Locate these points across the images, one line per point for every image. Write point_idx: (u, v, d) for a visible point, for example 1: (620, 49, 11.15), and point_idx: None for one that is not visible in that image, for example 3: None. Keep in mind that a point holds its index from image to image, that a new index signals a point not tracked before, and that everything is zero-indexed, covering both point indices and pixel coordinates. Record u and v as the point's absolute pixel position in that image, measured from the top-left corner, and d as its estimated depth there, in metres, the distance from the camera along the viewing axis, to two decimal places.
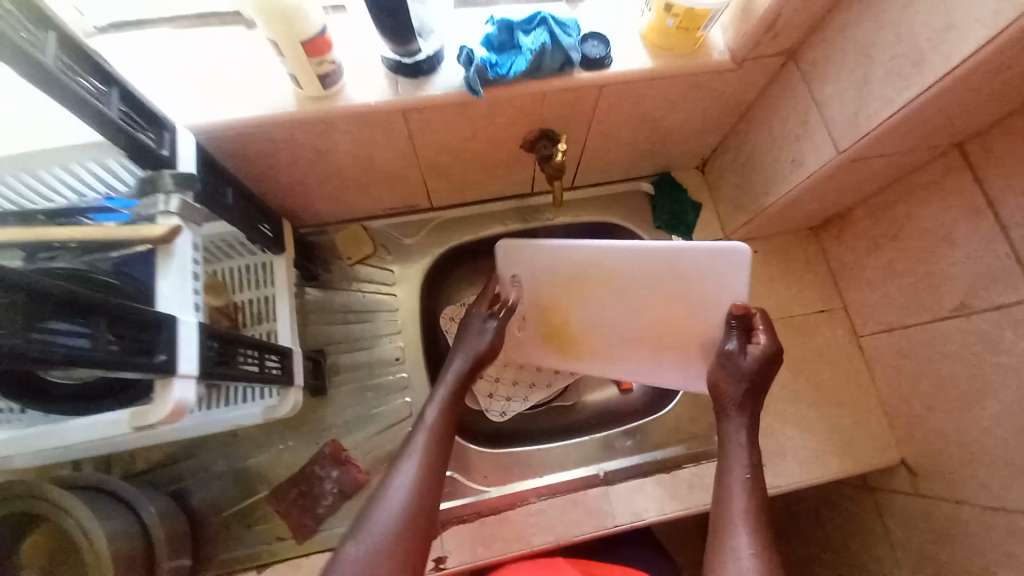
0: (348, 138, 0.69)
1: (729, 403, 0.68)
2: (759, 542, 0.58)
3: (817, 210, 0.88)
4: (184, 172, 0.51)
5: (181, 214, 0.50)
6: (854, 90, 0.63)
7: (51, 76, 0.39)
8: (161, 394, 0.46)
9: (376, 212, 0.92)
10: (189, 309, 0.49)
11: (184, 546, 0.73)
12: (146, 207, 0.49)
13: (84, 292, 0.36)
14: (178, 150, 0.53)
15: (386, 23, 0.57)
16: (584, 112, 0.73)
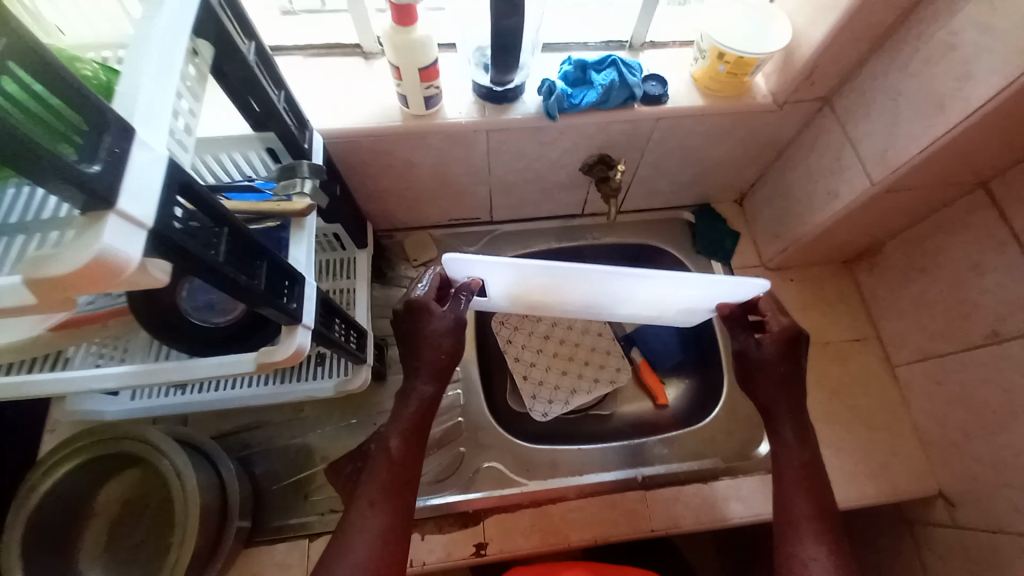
0: (435, 152, 0.80)
1: (780, 413, 0.70)
2: (827, 544, 0.62)
3: (850, 244, 0.94)
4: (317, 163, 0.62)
5: (312, 196, 0.60)
6: (883, 130, 0.72)
7: (253, 77, 0.52)
8: (286, 338, 0.54)
9: (442, 221, 1.02)
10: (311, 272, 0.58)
11: (247, 507, 0.79)
12: (285, 188, 0.59)
13: (249, 231, 0.45)
14: (314, 147, 0.65)
15: (496, 57, 0.68)
16: (639, 141, 0.83)
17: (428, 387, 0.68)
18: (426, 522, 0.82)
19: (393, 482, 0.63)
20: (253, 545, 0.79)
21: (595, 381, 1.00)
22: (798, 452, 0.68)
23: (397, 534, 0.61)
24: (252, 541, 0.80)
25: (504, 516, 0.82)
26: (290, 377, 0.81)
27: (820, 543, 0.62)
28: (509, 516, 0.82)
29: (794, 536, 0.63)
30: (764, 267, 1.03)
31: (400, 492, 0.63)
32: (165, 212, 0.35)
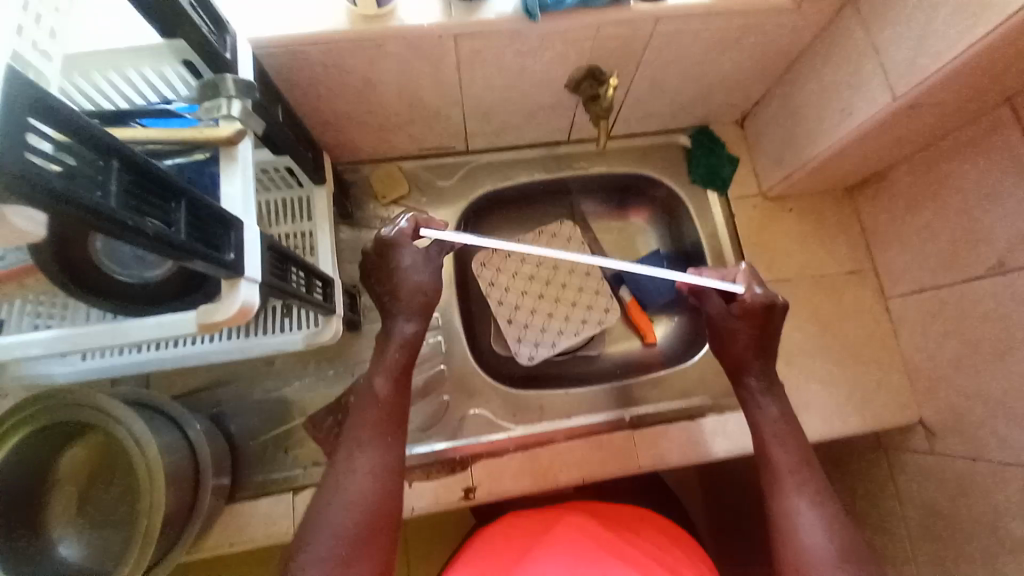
0: (397, 66, 0.68)
1: (751, 365, 0.70)
2: (815, 496, 0.62)
3: (856, 169, 0.87)
4: (246, 79, 0.51)
5: (242, 120, 0.50)
6: (914, 33, 0.62)
7: None
8: (227, 293, 0.46)
9: (411, 151, 0.91)
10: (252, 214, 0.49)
11: (224, 467, 0.75)
12: (208, 111, 0.49)
13: (164, 169, 0.36)
14: (244, 61, 0.53)
15: None
16: (633, 51, 0.72)
17: (412, 326, 0.66)
18: (414, 469, 0.80)
19: (386, 416, 0.61)
20: (235, 502, 0.77)
21: (583, 321, 0.97)
22: (770, 406, 0.68)
23: (393, 471, 0.59)
24: (235, 498, 0.78)
25: (492, 461, 0.81)
26: (251, 332, 0.74)
27: (804, 491, 0.62)
28: (498, 461, 0.81)
29: (777, 486, 0.64)
30: (763, 197, 0.96)
31: (390, 428, 0.61)
32: (16, 143, 0.26)
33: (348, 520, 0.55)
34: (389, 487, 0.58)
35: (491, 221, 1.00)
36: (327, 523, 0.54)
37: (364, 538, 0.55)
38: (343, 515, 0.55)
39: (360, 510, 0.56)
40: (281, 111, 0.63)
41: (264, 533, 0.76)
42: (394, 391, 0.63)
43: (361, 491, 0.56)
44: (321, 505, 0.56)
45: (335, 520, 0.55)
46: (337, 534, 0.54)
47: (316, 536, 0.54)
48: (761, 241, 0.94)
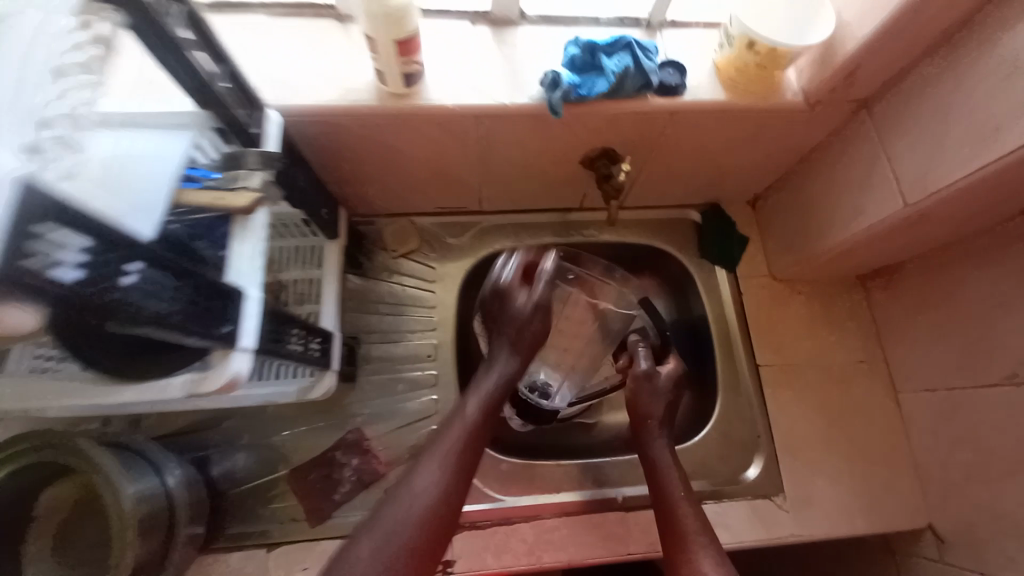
0: (421, 138, 0.71)
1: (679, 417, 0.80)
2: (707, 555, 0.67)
3: (866, 261, 0.87)
4: (268, 151, 0.54)
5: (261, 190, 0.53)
6: (919, 148, 0.63)
7: (202, 22, 0.46)
8: (221, 360, 0.48)
9: (427, 209, 0.93)
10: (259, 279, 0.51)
11: (201, 514, 0.74)
12: (234, 181, 0.52)
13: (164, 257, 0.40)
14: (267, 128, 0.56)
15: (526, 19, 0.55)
16: (649, 137, 0.74)
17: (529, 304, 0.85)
18: None
19: (500, 394, 0.77)
20: (208, 553, 0.75)
21: (580, 389, 0.96)
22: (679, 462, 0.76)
23: (467, 474, 0.69)
24: (207, 547, 0.76)
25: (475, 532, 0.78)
26: None
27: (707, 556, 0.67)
28: (481, 535, 0.78)
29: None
30: (772, 278, 0.96)
31: (486, 422, 0.73)
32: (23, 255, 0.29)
33: (430, 503, 0.64)
34: (467, 473, 0.69)
35: None
36: (423, 484, 0.66)
37: (447, 506, 0.65)
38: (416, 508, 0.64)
39: (444, 460, 0.68)
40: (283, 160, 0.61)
41: None
42: (483, 419, 0.74)
43: (445, 443, 0.70)
44: (429, 449, 0.70)
45: (427, 483, 0.66)
46: (383, 549, 0.60)
47: (368, 539, 0.61)
48: (768, 323, 0.93)
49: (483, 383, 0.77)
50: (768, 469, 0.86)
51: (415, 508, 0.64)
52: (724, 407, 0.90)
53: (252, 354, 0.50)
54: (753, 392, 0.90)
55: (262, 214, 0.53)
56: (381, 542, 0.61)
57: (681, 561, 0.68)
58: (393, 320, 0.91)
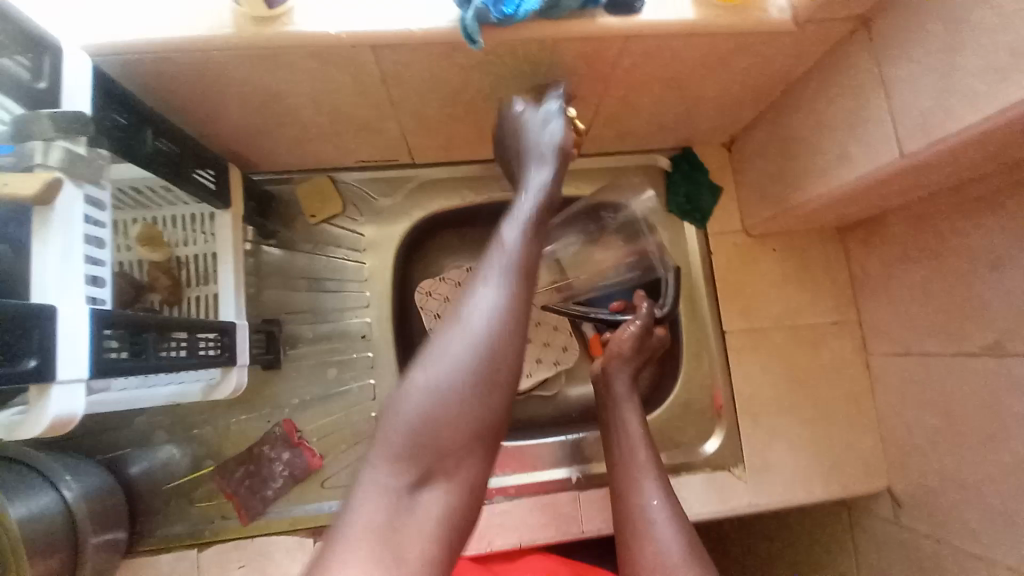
0: (309, 78, 0.55)
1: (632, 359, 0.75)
2: (665, 504, 0.62)
3: (847, 211, 0.77)
4: (61, 110, 0.41)
5: (66, 168, 0.41)
6: (924, 79, 0.51)
7: None
8: (37, 402, 0.38)
9: (348, 164, 0.79)
10: (77, 287, 0.40)
11: (121, 519, 0.67)
12: (25, 155, 0.41)
13: None
14: (59, 76, 0.43)
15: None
16: (600, 69, 0.60)
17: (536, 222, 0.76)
18: None
19: (521, 278, 0.47)
20: (132, 559, 0.70)
21: (536, 360, 0.90)
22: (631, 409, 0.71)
23: (509, 382, 0.44)
24: (133, 552, 0.70)
25: None
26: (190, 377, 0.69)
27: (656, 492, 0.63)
28: None
29: (644, 544, 0.59)
30: (745, 232, 0.87)
31: (523, 311, 0.46)
32: None
33: (458, 422, 0.43)
34: (508, 352, 0.44)
35: (444, 245, 0.91)
36: (446, 354, 0.44)
37: (484, 401, 0.43)
38: (438, 409, 0.42)
39: (475, 369, 0.43)
40: (114, 120, 0.48)
41: None
42: (510, 331, 0.45)
43: (469, 356, 0.43)
44: (439, 334, 0.45)
45: (455, 360, 0.43)
46: (409, 453, 0.42)
47: (377, 455, 0.42)
48: (738, 283, 0.85)
49: (514, 228, 0.50)
50: (728, 437, 0.82)
51: (441, 433, 0.42)
52: (688, 372, 0.86)
53: (85, 383, 0.40)
54: (716, 356, 0.85)
55: (70, 194, 0.41)
56: (396, 464, 0.42)
57: (625, 503, 0.64)
58: (321, 297, 0.81)
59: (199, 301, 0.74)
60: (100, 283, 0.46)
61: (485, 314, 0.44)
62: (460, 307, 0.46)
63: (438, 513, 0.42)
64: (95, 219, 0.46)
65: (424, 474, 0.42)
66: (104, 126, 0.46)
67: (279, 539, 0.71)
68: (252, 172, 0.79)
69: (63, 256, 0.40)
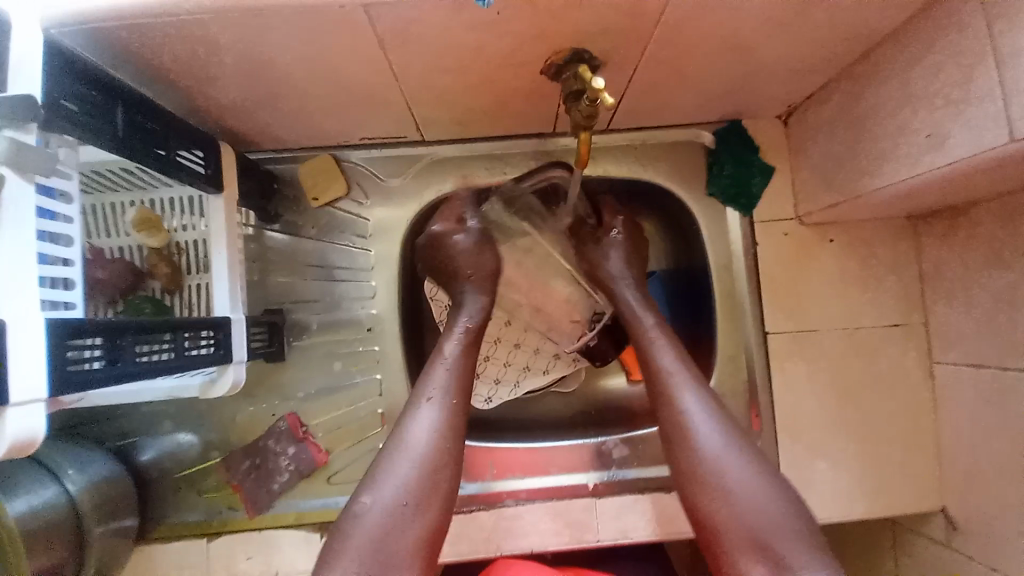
0: (293, 45, 0.48)
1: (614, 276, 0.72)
2: (702, 395, 0.59)
3: (924, 200, 0.65)
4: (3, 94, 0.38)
5: (12, 161, 0.37)
6: None
7: None
8: None
9: (352, 142, 0.72)
10: (31, 293, 0.38)
11: (128, 507, 0.67)
12: None
13: None
14: (4, 53, 0.38)
15: None
16: (637, 27, 0.50)
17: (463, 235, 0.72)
18: None
19: (457, 394, 0.59)
20: (144, 544, 0.71)
21: (554, 357, 0.85)
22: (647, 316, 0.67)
23: (446, 499, 0.53)
24: (145, 538, 0.71)
25: None
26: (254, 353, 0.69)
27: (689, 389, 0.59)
28: None
29: (715, 480, 0.54)
30: (798, 220, 0.76)
31: (457, 429, 0.56)
32: None
33: (409, 537, 0.50)
34: (440, 478, 0.53)
35: None
36: (394, 473, 0.52)
37: (427, 514, 0.51)
38: (394, 522, 0.50)
39: (414, 485, 0.52)
40: (74, 99, 0.42)
41: None
42: (446, 450, 0.55)
43: (418, 470, 0.53)
44: (391, 451, 0.54)
45: (402, 478, 0.52)
46: (365, 574, 0.47)
47: (332, 573, 0.47)
48: (785, 279, 0.76)
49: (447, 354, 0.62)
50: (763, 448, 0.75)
51: (389, 546, 0.49)
52: (720, 377, 0.78)
53: (45, 400, 0.38)
54: (757, 361, 0.77)
55: (16, 189, 0.38)
56: None
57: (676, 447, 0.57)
58: (326, 285, 0.76)
59: (197, 290, 0.68)
60: (70, 285, 0.44)
61: (432, 425, 0.55)
62: (400, 439, 0.55)
63: None
64: (59, 214, 0.43)
65: None
66: (53, 108, 0.40)
67: (285, 532, 0.70)
68: (250, 150, 0.73)
69: (15, 259, 0.38)
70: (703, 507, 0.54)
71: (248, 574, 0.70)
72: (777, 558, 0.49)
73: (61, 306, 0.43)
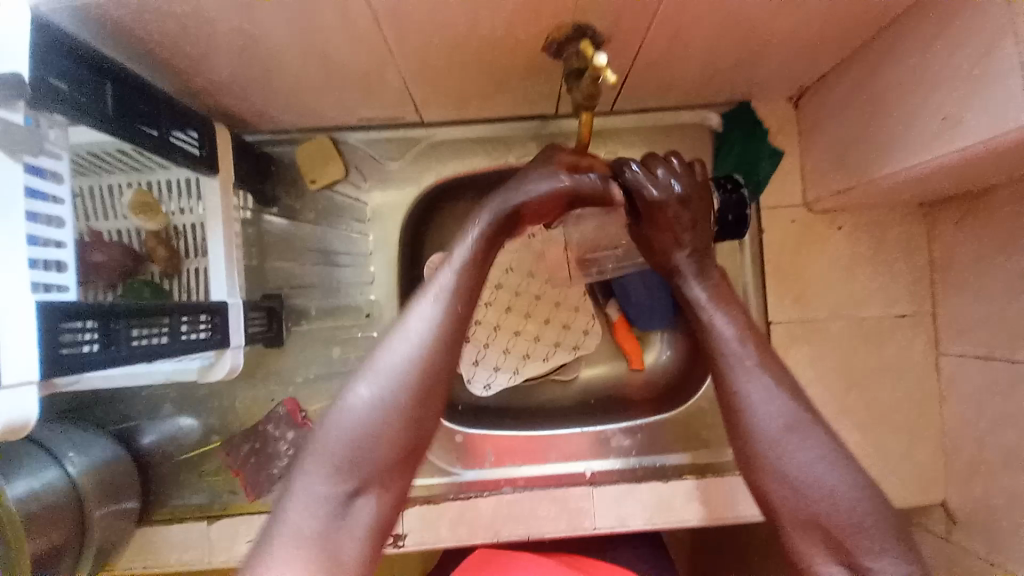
0: (284, 21, 0.46)
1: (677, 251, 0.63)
2: (767, 379, 0.53)
3: (937, 185, 0.63)
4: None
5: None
6: None
7: None
8: None
9: (349, 123, 0.71)
10: (22, 275, 0.37)
11: (130, 489, 0.67)
12: None
13: None
14: None
15: None
16: (642, 2, 0.48)
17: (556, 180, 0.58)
18: None
19: (462, 297, 0.51)
20: (145, 526, 0.70)
21: (554, 344, 0.84)
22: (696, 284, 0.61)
23: (438, 404, 0.48)
24: (146, 520, 0.71)
25: (428, 508, 0.71)
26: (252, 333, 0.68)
27: (750, 374, 0.54)
28: (434, 508, 0.71)
29: (776, 463, 0.50)
30: (806, 206, 0.74)
31: (454, 334, 0.49)
32: None
33: (391, 439, 0.46)
34: (434, 382, 0.48)
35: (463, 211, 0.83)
36: (383, 371, 0.47)
37: (415, 416, 0.47)
38: (379, 421, 0.46)
39: (406, 386, 0.47)
40: (63, 78, 0.42)
41: (178, 560, 0.70)
42: (443, 353, 0.49)
43: (409, 369, 0.47)
44: (384, 346, 0.49)
45: (390, 376, 0.47)
46: (344, 468, 0.45)
47: (314, 468, 0.45)
48: (791, 267, 0.74)
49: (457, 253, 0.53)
50: None
51: (374, 448, 0.46)
52: None
53: (37, 384, 0.38)
54: None
55: (4, 169, 0.37)
56: (332, 478, 0.45)
57: (738, 433, 0.53)
58: (324, 270, 0.75)
59: (196, 274, 0.68)
60: (63, 268, 0.43)
61: (429, 322, 0.49)
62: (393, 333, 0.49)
63: (368, 519, 0.45)
64: (50, 196, 0.42)
65: (361, 484, 0.45)
66: (41, 87, 0.39)
67: None
68: (247, 131, 0.72)
69: (4, 240, 0.37)
70: (769, 491, 0.51)
71: (251, 556, 0.69)
72: (842, 545, 0.48)
73: (56, 289, 0.43)
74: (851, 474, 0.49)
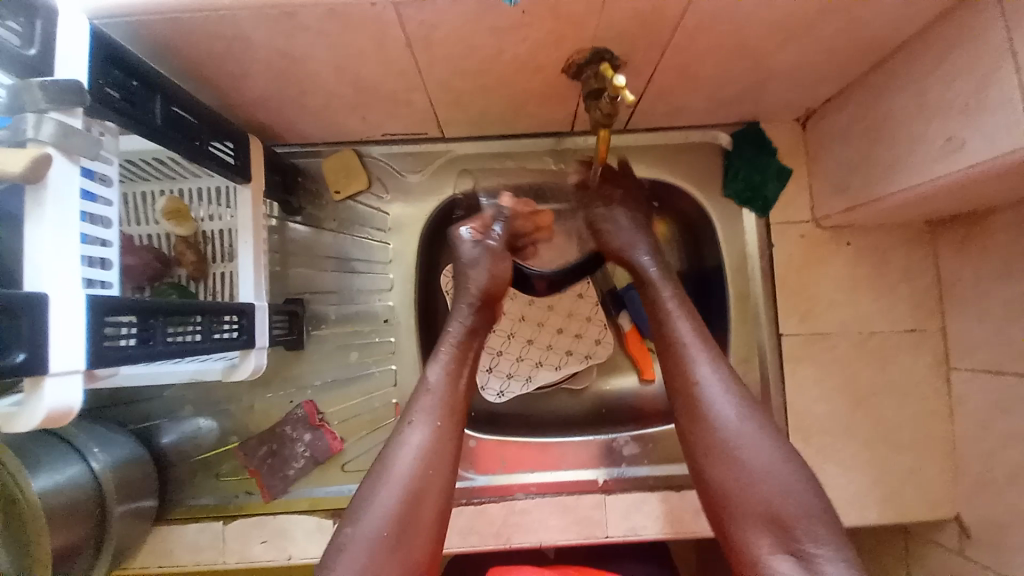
0: (320, 41, 0.49)
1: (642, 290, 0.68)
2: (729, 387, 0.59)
3: (942, 205, 0.65)
4: (50, 80, 0.39)
5: (58, 144, 0.39)
6: None
7: None
8: (33, 395, 0.38)
9: (374, 138, 0.74)
10: (73, 270, 0.40)
11: (148, 488, 0.69)
12: (15, 130, 0.39)
13: None
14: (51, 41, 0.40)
15: None
16: (657, 29, 0.51)
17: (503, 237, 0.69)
18: None
19: (444, 421, 0.57)
20: (161, 525, 0.72)
21: (566, 353, 0.85)
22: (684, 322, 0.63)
23: (437, 524, 0.54)
24: (162, 519, 0.73)
25: None
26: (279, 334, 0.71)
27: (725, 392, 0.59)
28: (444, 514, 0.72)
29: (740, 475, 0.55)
30: (814, 223, 0.76)
31: (440, 461, 0.55)
32: None
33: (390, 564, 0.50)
34: (428, 505, 0.53)
35: None
36: (377, 504, 0.52)
37: (415, 541, 0.52)
38: (375, 552, 0.50)
39: (397, 513, 0.52)
40: (117, 88, 0.45)
41: (192, 560, 0.71)
42: (434, 478, 0.54)
43: (400, 500, 0.52)
44: (376, 487, 0.53)
45: (384, 508, 0.52)
46: None
47: None
48: (799, 282, 0.76)
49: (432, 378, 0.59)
50: None
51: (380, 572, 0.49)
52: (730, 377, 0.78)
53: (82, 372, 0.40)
54: (769, 361, 0.77)
55: (62, 170, 0.40)
56: None
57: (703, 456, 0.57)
58: (344, 277, 0.78)
59: (222, 278, 0.70)
60: (107, 265, 0.46)
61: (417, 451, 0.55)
62: (387, 460, 0.54)
63: None
64: (100, 197, 0.45)
65: None
66: (98, 95, 0.42)
67: (297, 518, 0.71)
68: (276, 144, 0.75)
69: (58, 238, 0.39)
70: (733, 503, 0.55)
71: (263, 558, 0.71)
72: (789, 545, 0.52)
73: (99, 285, 0.45)
74: (812, 489, 0.54)
